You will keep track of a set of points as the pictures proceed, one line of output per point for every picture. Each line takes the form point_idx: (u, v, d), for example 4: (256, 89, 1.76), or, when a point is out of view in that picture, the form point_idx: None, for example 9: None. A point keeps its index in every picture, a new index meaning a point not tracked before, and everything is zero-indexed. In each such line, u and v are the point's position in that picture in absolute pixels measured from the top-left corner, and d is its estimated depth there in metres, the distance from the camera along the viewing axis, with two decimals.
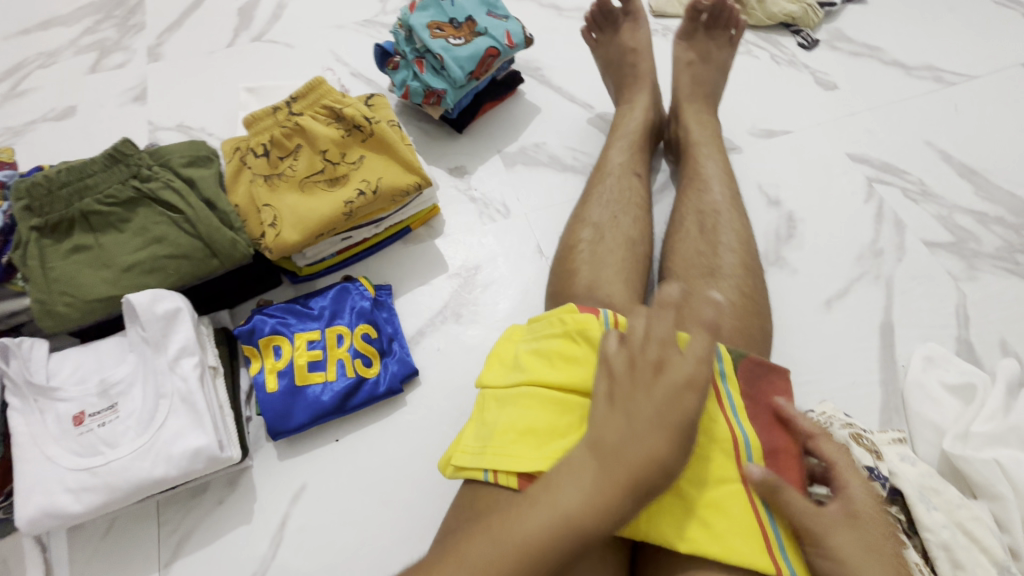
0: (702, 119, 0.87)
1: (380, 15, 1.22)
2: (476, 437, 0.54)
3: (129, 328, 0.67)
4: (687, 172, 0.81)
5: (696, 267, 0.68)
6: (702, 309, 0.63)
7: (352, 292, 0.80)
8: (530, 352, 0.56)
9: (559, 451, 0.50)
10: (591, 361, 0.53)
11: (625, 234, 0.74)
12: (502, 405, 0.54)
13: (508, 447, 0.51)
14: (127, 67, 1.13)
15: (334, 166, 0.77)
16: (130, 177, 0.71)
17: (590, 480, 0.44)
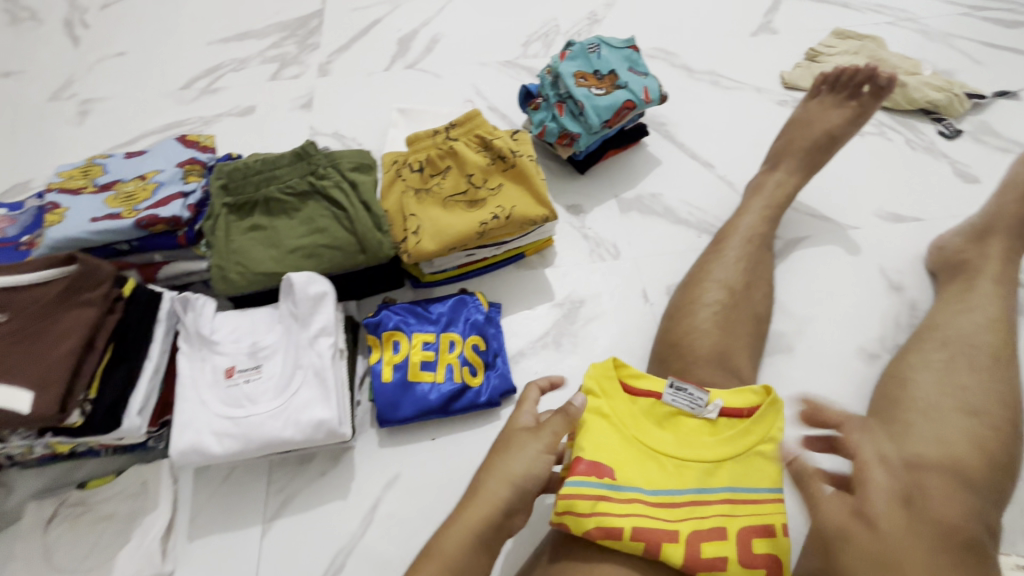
0: (1008, 255, 0.84)
1: (521, 58, 1.34)
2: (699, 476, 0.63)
3: (283, 302, 0.77)
4: (962, 300, 0.81)
5: (954, 400, 0.69)
6: (955, 439, 0.66)
7: (468, 305, 0.86)
8: (633, 402, 0.66)
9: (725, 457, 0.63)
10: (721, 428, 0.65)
11: (756, 310, 0.82)
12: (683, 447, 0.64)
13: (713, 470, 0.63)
14: (300, 79, 1.30)
15: (475, 189, 0.84)
16: (308, 174, 0.81)
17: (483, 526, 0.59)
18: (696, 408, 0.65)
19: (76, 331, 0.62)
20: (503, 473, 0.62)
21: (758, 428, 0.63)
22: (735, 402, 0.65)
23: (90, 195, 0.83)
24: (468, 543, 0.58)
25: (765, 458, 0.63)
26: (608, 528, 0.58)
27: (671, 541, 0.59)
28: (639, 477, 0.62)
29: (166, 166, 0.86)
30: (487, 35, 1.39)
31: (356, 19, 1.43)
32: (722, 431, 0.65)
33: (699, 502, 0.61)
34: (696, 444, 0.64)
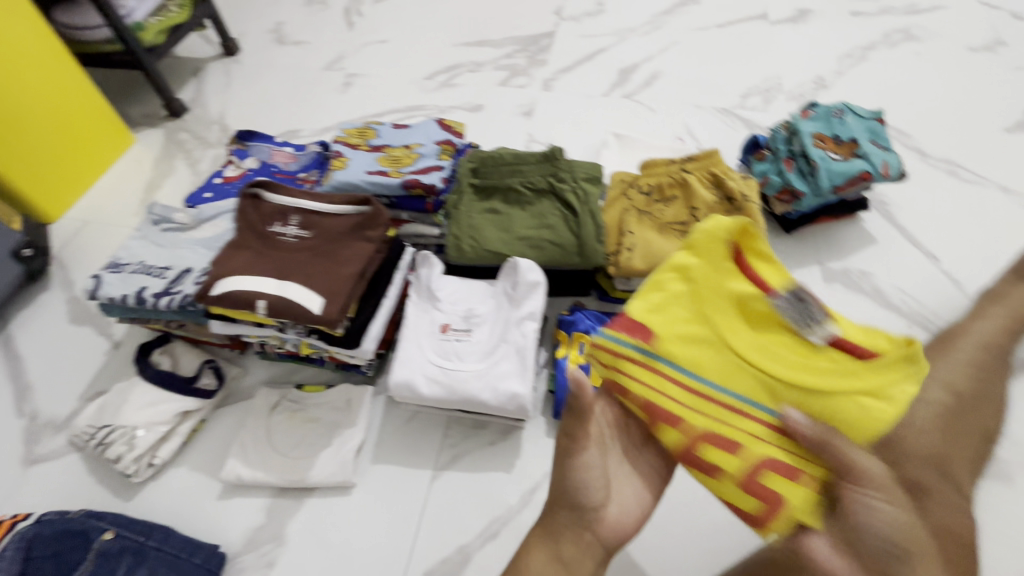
0: None
1: (738, 109, 1.35)
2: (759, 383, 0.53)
3: (500, 281, 0.85)
4: None
5: None
6: None
7: None
8: (735, 273, 0.53)
9: (804, 381, 0.51)
10: (830, 358, 0.50)
11: (981, 424, 0.74)
12: (757, 350, 0.53)
13: (791, 391, 0.51)
14: (526, 89, 1.42)
15: (695, 223, 0.86)
16: (548, 174, 0.89)
17: (581, 522, 0.57)
18: (807, 323, 0.50)
19: (366, 260, 0.74)
20: (574, 476, 0.57)
21: (872, 377, 0.48)
22: (859, 335, 0.50)
23: (365, 151, 0.98)
24: (576, 545, 0.56)
25: (856, 409, 0.49)
26: (652, 401, 0.56)
27: (671, 425, 0.55)
28: (687, 359, 0.55)
29: (426, 142, 0.99)
30: (706, 81, 1.42)
31: (583, 46, 1.54)
32: (823, 358, 0.50)
33: (737, 414, 0.53)
34: (778, 355, 0.52)
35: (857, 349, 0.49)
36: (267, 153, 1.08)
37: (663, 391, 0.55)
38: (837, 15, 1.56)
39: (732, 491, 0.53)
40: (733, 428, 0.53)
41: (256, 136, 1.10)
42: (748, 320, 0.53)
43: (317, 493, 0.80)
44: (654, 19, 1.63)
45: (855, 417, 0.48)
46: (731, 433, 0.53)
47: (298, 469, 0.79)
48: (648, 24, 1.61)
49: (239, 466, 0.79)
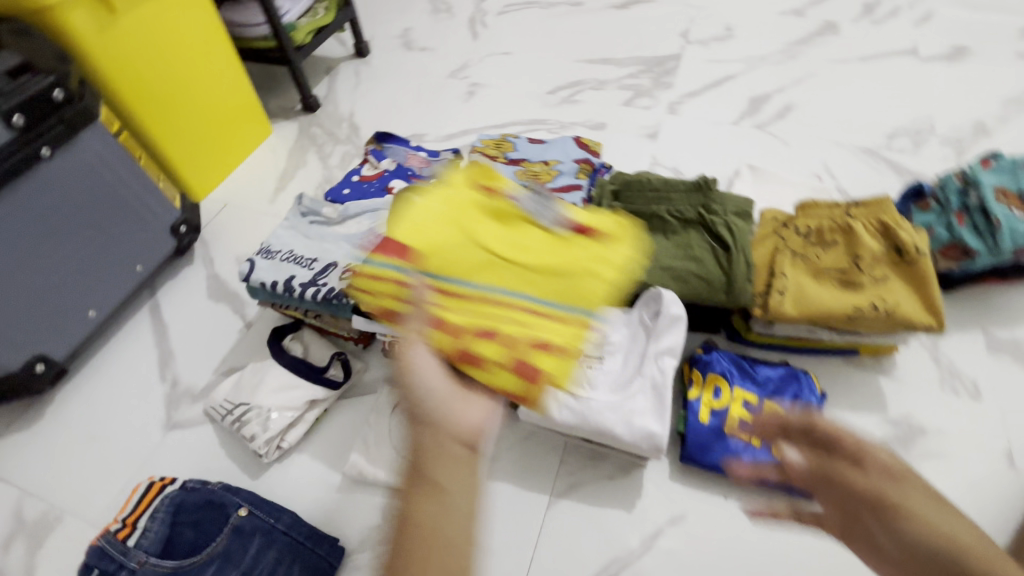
0: None
1: (884, 149, 1.25)
2: (489, 237, 0.64)
3: (636, 309, 0.82)
4: None
5: None
6: None
7: (801, 383, 0.82)
8: (484, 198, 0.66)
9: (524, 245, 0.63)
10: (529, 234, 0.65)
11: None
12: (484, 224, 0.64)
13: (517, 264, 0.62)
14: (651, 111, 1.39)
15: (857, 272, 0.80)
16: (698, 205, 0.85)
17: (457, 454, 0.47)
18: (541, 215, 0.66)
19: None
20: (436, 422, 0.49)
21: (606, 262, 0.62)
22: (584, 218, 0.65)
23: (503, 164, 0.99)
24: (460, 494, 0.45)
25: (562, 260, 0.62)
26: (442, 316, 0.58)
27: (510, 346, 0.56)
28: (487, 276, 0.61)
29: (564, 159, 0.99)
30: (847, 117, 1.33)
31: (711, 71, 1.50)
32: (563, 247, 0.63)
33: (503, 306, 0.60)
34: (531, 254, 0.63)
35: (585, 228, 0.64)
36: (404, 156, 1.11)
37: (484, 300, 0.60)
38: (1000, 58, 1.43)
39: (500, 376, 0.54)
40: (499, 319, 0.59)
41: (393, 139, 1.14)
42: (490, 222, 0.65)
43: None
44: (789, 48, 1.56)
45: (573, 281, 0.61)
46: (501, 324, 0.58)
47: None
48: (782, 53, 1.54)
49: (361, 462, 0.80)
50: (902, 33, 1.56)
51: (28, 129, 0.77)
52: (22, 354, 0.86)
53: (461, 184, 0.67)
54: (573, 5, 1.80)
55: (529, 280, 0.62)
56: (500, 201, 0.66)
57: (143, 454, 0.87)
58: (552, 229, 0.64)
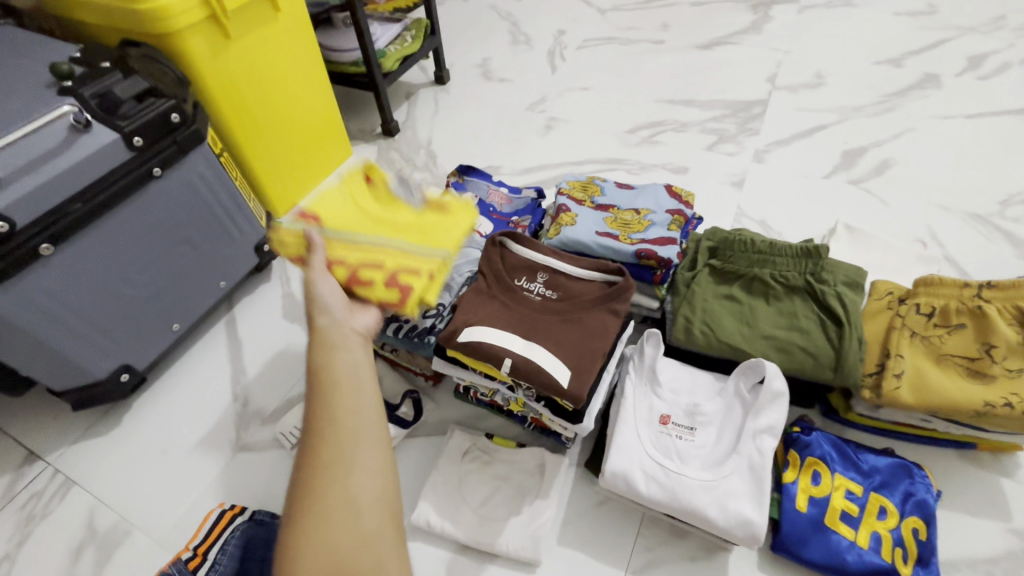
0: None
1: (996, 216, 1.16)
2: (370, 208, 0.80)
3: (732, 378, 0.77)
4: None
5: None
6: None
7: (915, 480, 0.74)
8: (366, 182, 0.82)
9: (400, 213, 0.81)
10: (392, 200, 0.82)
11: None
12: (362, 192, 0.80)
13: (393, 225, 0.78)
14: (736, 157, 1.34)
15: (989, 362, 0.72)
16: (806, 272, 0.80)
17: (358, 408, 0.53)
18: (410, 198, 0.83)
19: (608, 333, 0.70)
20: (325, 335, 0.59)
21: (449, 223, 0.81)
22: (443, 201, 0.85)
23: (591, 209, 0.96)
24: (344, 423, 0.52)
25: (433, 229, 0.80)
26: (298, 238, 0.73)
27: (381, 275, 0.72)
28: (358, 226, 0.76)
29: (656, 209, 0.94)
30: (953, 178, 1.25)
31: (800, 119, 1.44)
32: (423, 219, 0.82)
33: (378, 247, 0.75)
34: (395, 218, 0.80)
35: (443, 207, 0.84)
36: (485, 191, 1.10)
37: (361, 252, 0.73)
38: None
39: (379, 288, 0.71)
40: (376, 252, 0.74)
41: (475, 172, 1.13)
42: (372, 200, 0.81)
43: (499, 562, 0.75)
44: (885, 100, 1.48)
45: (438, 236, 0.80)
46: (384, 260, 0.74)
47: (486, 531, 0.75)
48: (877, 104, 1.47)
49: (429, 511, 0.77)
50: (1013, 90, 1.46)
51: (146, 149, 0.80)
52: (110, 363, 0.88)
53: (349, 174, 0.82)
54: (654, 43, 1.78)
55: (393, 232, 0.78)
56: (381, 188, 0.83)
57: (210, 474, 0.87)
58: (413, 204, 0.83)
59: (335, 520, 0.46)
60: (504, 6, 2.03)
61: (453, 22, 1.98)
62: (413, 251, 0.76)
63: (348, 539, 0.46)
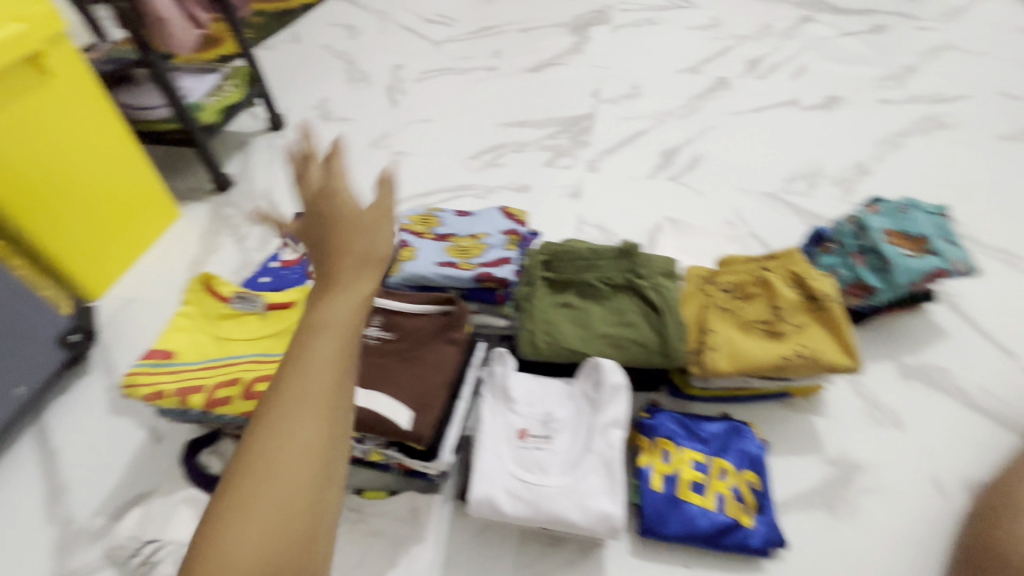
0: None
1: (784, 193, 1.36)
2: (218, 332, 0.81)
3: (578, 381, 0.82)
4: None
5: None
6: None
7: (743, 435, 0.83)
8: (213, 303, 0.84)
9: (249, 326, 0.81)
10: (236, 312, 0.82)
11: None
12: (208, 321, 0.82)
13: (242, 344, 0.80)
14: (571, 169, 1.44)
15: (779, 322, 0.84)
16: (627, 270, 0.88)
17: (348, 349, 0.43)
18: (253, 305, 0.82)
19: (451, 366, 0.72)
20: (337, 260, 0.47)
21: (297, 315, 0.81)
22: (280, 296, 0.83)
23: (431, 241, 0.97)
24: (323, 359, 0.42)
25: (277, 330, 0.80)
26: (156, 385, 0.76)
27: (235, 392, 0.75)
28: (211, 353, 0.79)
29: (494, 231, 0.98)
30: (747, 164, 1.45)
31: (623, 128, 1.59)
32: (272, 317, 0.82)
33: (231, 363, 0.77)
34: (249, 330, 0.81)
35: (284, 303, 0.82)
36: None
37: (214, 374, 0.76)
38: (864, 105, 1.64)
39: (239, 402, 0.74)
40: (231, 370, 0.76)
41: None
42: (219, 322, 0.82)
43: None
44: (689, 103, 1.68)
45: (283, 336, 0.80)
46: (236, 372, 0.76)
47: None
48: (683, 108, 1.66)
49: None
50: (783, 85, 1.75)
51: None
52: None
53: (195, 298, 0.84)
54: (488, 70, 1.86)
55: (244, 347, 0.80)
56: (222, 303, 0.83)
57: None
58: (258, 309, 0.82)
59: (275, 492, 0.37)
60: (338, 47, 2.01)
61: (285, 66, 1.92)
62: (258, 359, 0.77)
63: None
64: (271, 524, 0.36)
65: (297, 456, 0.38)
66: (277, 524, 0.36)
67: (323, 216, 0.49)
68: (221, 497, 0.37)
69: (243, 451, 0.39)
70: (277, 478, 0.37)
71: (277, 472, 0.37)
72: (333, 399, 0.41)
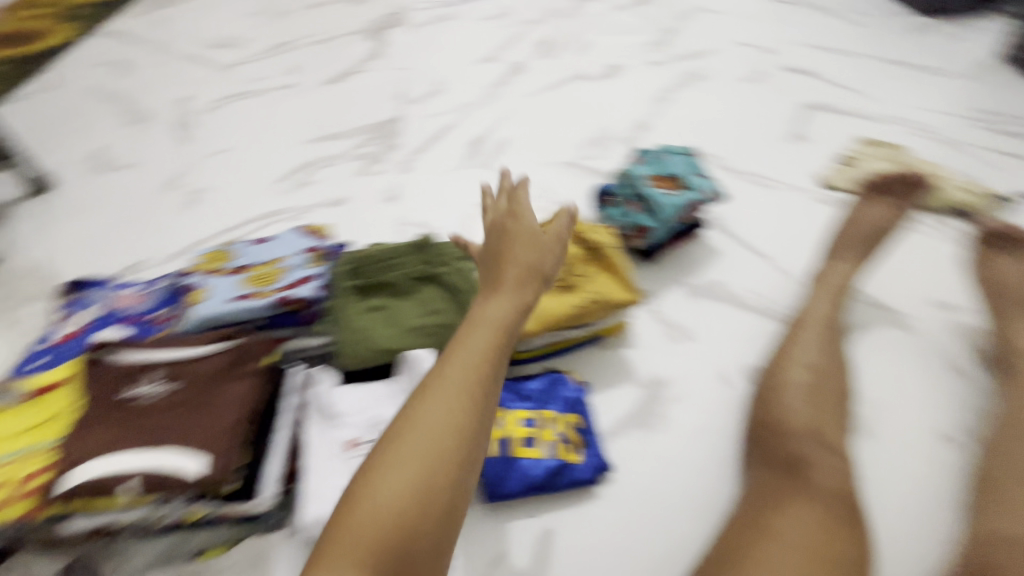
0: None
1: (581, 159, 1.50)
2: None
3: (401, 376, 0.83)
4: None
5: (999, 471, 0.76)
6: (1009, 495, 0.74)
7: (562, 384, 0.92)
8: None
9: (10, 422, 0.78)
10: None
11: (838, 385, 0.88)
12: None
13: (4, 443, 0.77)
14: (384, 174, 1.45)
15: (569, 276, 0.95)
16: (428, 262, 0.92)
17: (494, 343, 0.60)
18: (12, 400, 0.80)
19: (236, 401, 0.73)
20: (499, 277, 0.67)
21: (62, 394, 0.80)
22: (41, 382, 0.81)
23: (226, 276, 0.93)
24: (474, 346, 0.59)
25: (42, 415, 0.78)
26: None
27: None
28: None
29: (293, 252, 0.96)
30: (547, 139, 1.57)
31: (431, 125, 1.63)
32: (36, 405, 0.79)
33: None
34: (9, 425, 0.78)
35: (46, 387, 0.81)
36: (111, 298, 0.97)
37: None
38: (638, 70, 1.85)
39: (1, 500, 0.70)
40: None
41: (91, 285, 0.99)
42: None
43: None
44: (490, 91, 1.77)
45: (48, 420, 0.77)
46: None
47: None
48: (484, 97, 1.75)
49: None
50: (570, 63, 1.90)
51: None
52: None
53: None
54: (287, 88, 1.79)
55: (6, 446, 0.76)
56: None
57: None
58: (16, 401, 0.79)
59: (429, 430, 0.54)
60: (109, 87, 1.81)
61: (46, 120, 1.69)
62: (22, 451, 0.74)
63: (402, 486, 0.51)
64: (427, 448, 0.53)
65: (447, 411, 0.55)
66: (432, 451, 0.53)
67: (502, 237, 0.72)
68: (398, 425, 0.56)
69: (416, 398, 0.57)
70: (435, 422, 0.54)
71: (435, 418, 0.54)
72: (480, 377, 0.57)
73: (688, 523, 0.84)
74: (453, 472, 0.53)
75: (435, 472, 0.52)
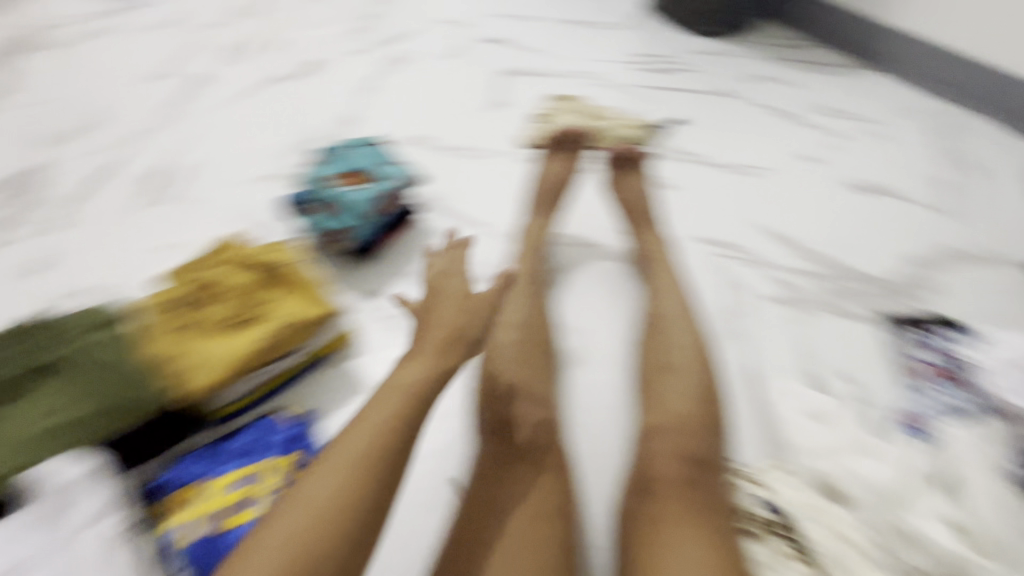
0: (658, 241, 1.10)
1: (285, 168, 1.38)
2: None
3: (38, 496, 0.73)
4: (651, 283, 1.03)
5: (655, 364, 0.90)
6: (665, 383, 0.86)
7: (269, 427, 0.83)
8: None
9: None
10: None
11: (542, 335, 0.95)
12: None
13: None
14: (32, 245, 1.20)
15: (242, 312, 0.89)
16: (49, 357, 0.82)
17: (411, 403, 0.69)
18: None
19: None
20: (438, 337, 0.79)
21: None
22: None
23: None
24: (391, 406, 0.68)
25: None
26: None
27: None
28: None
29: None
30: (243, 154, 1.41)
31: (91, 166, 1.36)
32: None
33: None
34: None
35: None
36: None
37: None
38: (339, 60, 1.75)
39: None
40: None
41: None
42: None
43: None
44: (166, 111, 1.53)
45: None
46: None
47: None
48: (159, 118, 1.50)
49: None
50: (261, 62, 1.72)
51: None
52: None
53: None
54: None
55: None
56: None
57: None
58: None
59: (339, 471, 0.62)
60: None
61: None
62: None
63: (301, 524, 0.58)
64: (330, 489, 0.60)
65: (349, 460, 0.63)
66: (334, 494, 0.60)
67: (431, 299, 0.86)
68: (313, 467, 0.63)
69: (335, 444, 0.65)
70: (345, 464, 0.62)
71: (346, 462, 0.62)
72: (393, 432, 0.66)
73: (425, 516, 0.87)
74: (345, 530, 0.58)
75: (335, 513, 0.59)
